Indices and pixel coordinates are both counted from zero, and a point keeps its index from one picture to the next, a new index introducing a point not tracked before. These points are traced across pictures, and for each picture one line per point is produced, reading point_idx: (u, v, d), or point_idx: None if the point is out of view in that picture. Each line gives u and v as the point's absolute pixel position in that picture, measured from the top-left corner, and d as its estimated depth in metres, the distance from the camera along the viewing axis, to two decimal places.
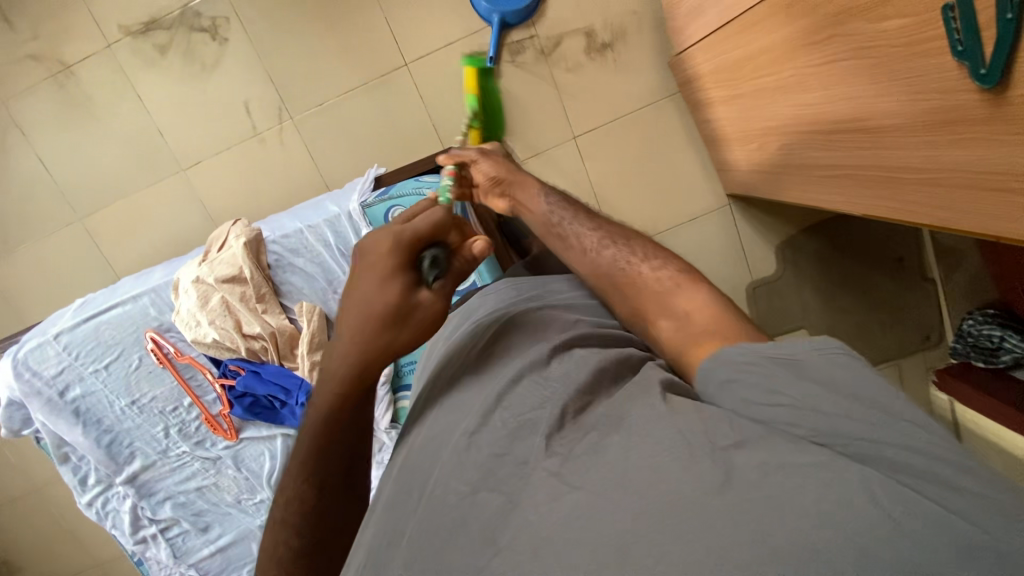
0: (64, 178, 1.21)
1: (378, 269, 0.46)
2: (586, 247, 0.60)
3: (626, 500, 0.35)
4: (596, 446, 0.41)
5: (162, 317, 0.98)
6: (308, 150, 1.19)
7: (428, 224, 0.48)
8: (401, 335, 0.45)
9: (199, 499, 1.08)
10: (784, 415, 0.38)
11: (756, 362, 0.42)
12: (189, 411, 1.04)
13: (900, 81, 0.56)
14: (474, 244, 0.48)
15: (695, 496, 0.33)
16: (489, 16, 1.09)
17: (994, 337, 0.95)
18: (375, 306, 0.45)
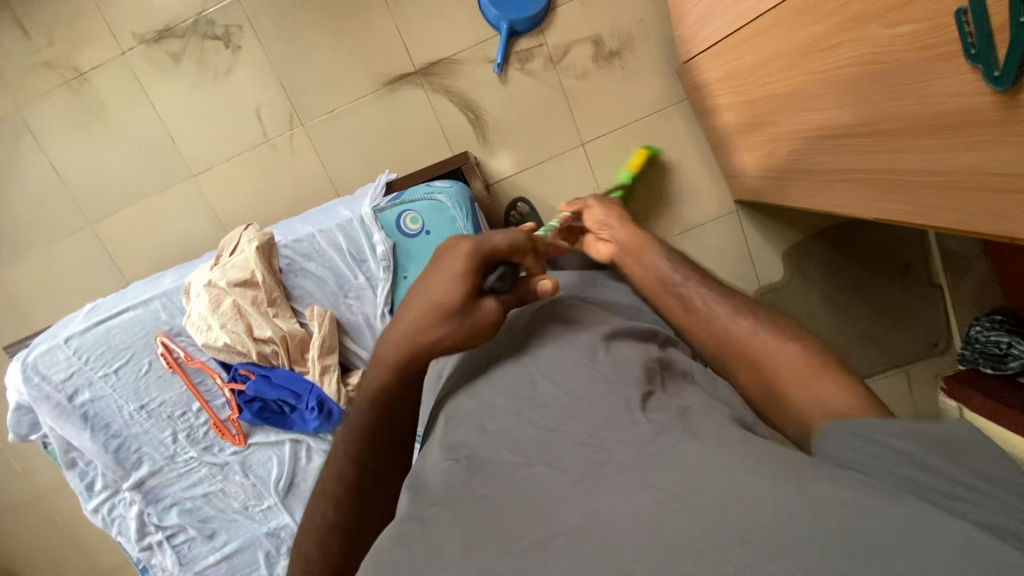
0: (77, 184, 1.23)
1: (457, 269, 0.54)
2: (671, 278, 0.62)
3: (702, 500, 0.34)
4: (668, 444, 0.41)
5: (173, 321, 1.00)
6: (318, 156, 1.20)
7: (505, 239, 0.56)
8: (455, 330, 0.52)
9: (206, 505, 1.11)
10: (894, 474, 0.34)
11: (888, 430, 0.36)
12: (198, 416, 1.06)
13: (911, 84, 0.55)
14: (543, 281, 0.56)
15: (785, 504, 0.32)
16: (498, 24, 1.10)
17: (1002, 343, 1.00)
18: (444, 300, 0.53)
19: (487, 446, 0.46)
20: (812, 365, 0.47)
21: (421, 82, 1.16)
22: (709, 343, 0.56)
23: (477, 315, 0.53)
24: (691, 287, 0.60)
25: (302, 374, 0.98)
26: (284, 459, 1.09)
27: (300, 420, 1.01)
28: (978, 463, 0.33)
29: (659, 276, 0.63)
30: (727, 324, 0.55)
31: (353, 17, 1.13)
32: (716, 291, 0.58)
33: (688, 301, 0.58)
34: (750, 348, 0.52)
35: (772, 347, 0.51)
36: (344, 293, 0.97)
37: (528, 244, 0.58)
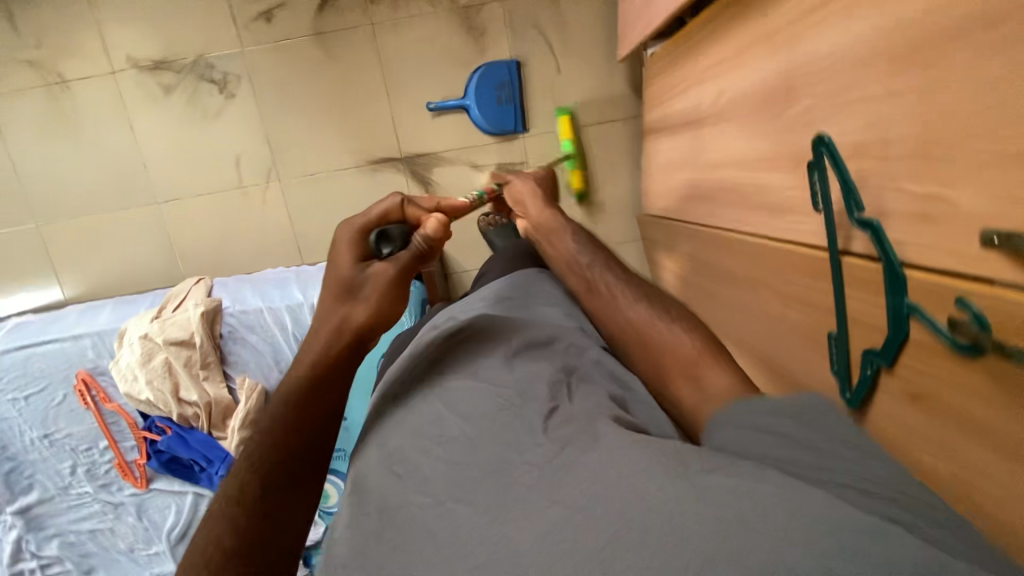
0: (32, 184, 1.21)
1: (347, 255, 0.54)
2: (638, 315, 0.57)
3: (591, 518, 0.33)
4: (568, 465, 0.38)
5: (99, 361, 0.99)
6: (287, 212, 1.23)
7: (381, 208, 0.56)
8: (359, 300, 0.52)
9: (90, 541, 1.10)
10: (773, 450, 0.39)
11: (762, 415, 0.43)
12: (102, 454, 1.05)
13: (794, 355, 0.64)
14: (427, 224, 0.54)
15: (669, 513, 0.32)
16: (483, 127, 1.18)
17: None
18: (335, 279, 0.53)
19: (383, 473, 0.44)
20: (697, 355, 0.52)
21: (403, 168, 1.21)
22: (627, 337, 0.57)
23: (369, 280, 0.52)
24: (664, 314, 0.57)
25: (219, 441, 0.99)
26: (183, 510, 1.09)
27: (208, 481, 1.03)
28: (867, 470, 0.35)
29: (569, 257, 0.67)
30: (628, 311, 0.58)
31: (349, 95, 1.17)
32: (644, 293, 0.60)
33: (641, 333, 0.56)
34: (643, 325, 0.56)
35: (668, 333, 0.55)
36: (278, 367, 1.00)
37: (395, 204, 0.56)
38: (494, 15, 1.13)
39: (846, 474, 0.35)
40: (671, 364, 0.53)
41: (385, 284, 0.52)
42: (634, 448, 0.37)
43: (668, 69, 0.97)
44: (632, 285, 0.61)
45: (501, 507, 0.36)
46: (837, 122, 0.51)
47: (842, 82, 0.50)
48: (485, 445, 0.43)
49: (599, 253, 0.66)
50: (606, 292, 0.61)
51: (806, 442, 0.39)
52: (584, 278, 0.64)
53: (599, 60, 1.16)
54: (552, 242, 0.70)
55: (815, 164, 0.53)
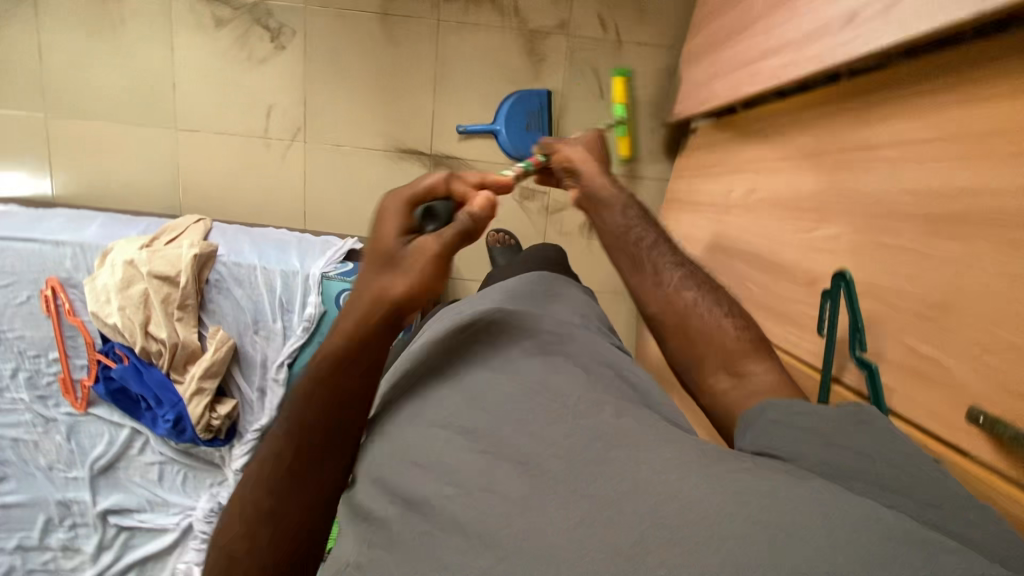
0: (54, 75, 1.17)
1: (386, 230, 0.45)
2: (689, 302, 0.51)
3: (623, 508, 0.29)
4: (594, 454, 0.34)
5: (74, 273, 0.96)
6: (303, 175, 1.21)
7: (428, 181, 0.47)
8: (405, 275, 0.42)
9: (9, 449, 1.05)
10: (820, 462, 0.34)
11: (793, 416, 0.37)
12: (49, 366, 1.01)
13: None
14: (475, 200, 0.46)
15: (708, 508, 0.28)
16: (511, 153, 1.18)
17: None
18: (373, 251, 0.45)
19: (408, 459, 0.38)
20: (745, 348, 0.48)
21: (429, 164, 1.21)
22: (671, 326, 0.51)
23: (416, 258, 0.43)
24: (715, 304, 0.51)
25: (175, 384, 0.97)
26: (116, 442, 1.06)
27: (150, 420, 1.00)
28: (915, 486, 0.31)
29: (617, 233, 0.56)
30: (678, 295, 0.52)
31: (396, 80, 1.18)
32: (684, 272, 0.53)
33: (706, 327, 0.50)
34: (692, 318, 0.50)
35: (711, 320, 0.50)
36: (254, 328, 0.98)
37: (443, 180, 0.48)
38: (556, 46, 1.15)
39: (885, 478, 0.32)
40: (710, 359, 0.49)
41: (432, 260, 0.43)
42: (669, 442, 0.34)
43: (709, 147, 1.01)
44: (686, 272, 0.54)
45: (530, 499, 0.32)
46: (859, 260, 0.54)
47: (873, 224, 0.53)
48: (499, 422, 0.38)
49: (653, 229, 0.57)
50: (650, 268, 0.54)
51: (826, 436, 0.35)
52: (629, 246, 0.55)
53: (644, 116, 1.18)
54: (600, 209, 0.58)
55: (830, 293, 0.51)
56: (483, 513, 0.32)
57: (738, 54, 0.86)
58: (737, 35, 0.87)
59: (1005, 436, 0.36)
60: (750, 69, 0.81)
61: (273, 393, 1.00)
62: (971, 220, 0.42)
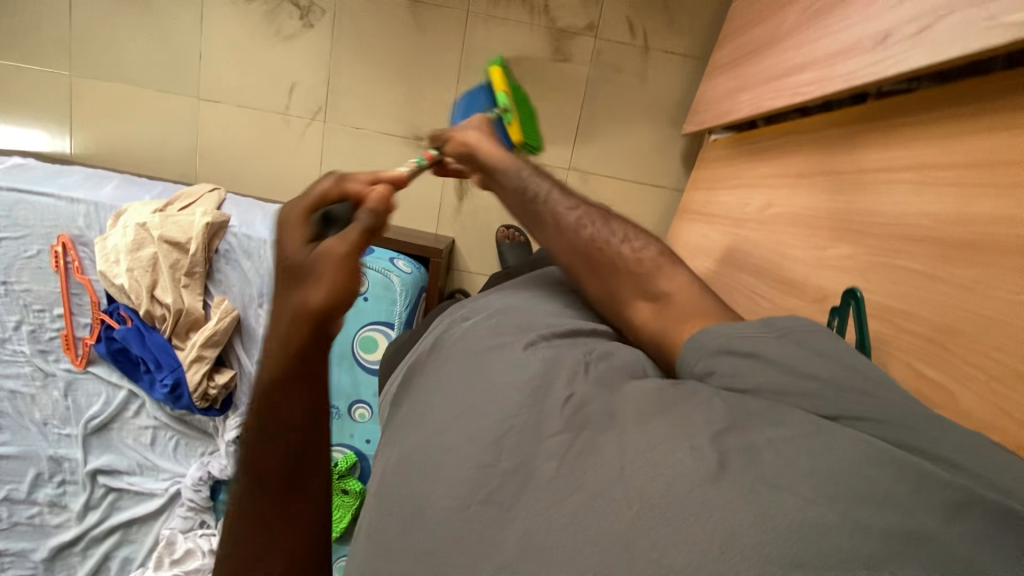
0: (83, 34, 1.18)
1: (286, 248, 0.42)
2: (589, 237, 0.57)
3: (616, 499, 0.32)
4: (588, 445, 0.36)
5: (85, 232, 0.96)
6: (320, 155, 1.22)
7: (319, 189, 0.45)
8: (318, 281, 0.38)
9: (6, 401, 1.06)
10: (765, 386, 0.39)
11: (726, 348, 0.43)
12: (53, 321, 1.02)
13: None
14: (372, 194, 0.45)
15: (694, 487, 0.31)
16: None
17: None
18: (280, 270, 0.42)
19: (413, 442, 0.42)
20: (649, 265, 0.54)
21: None
22: (576, 259, 0.57)
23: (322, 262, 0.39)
24: (610, 234, 0.57)
25: (175, 349, 0.97)
26: (112, 403, 1.06)
27: (148, 384, 1.00)
28: (874, 399, 0.35)
29: (519, 191, 0.64)
30: (578, 230, 0.58)
31: (420, 67, 1.18)
32: (580, 211, 0.60)
33: (606, 253, 0.56)
34: (594, 249, 0.56)
35: (617, 250, 0.56)
36: (259, 302, 0.98)
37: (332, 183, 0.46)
38: (582, 47, 1.15)
39: (848, 399, 0.36)
40: (626, 286, 0.54)
41: (347, 255, 0.39)
42: (649, 425, 0.36)
43: (727, 160, 1.01)
44: (583, 208, 0.60)
45: (533, 501, 0.34)
46: (871, 280, 0.54)
47: (888, 246, 0.53)
48: (489, 418, 0.39)
49: (550, 183, 0.64)
50: (557, 220, 0.60)
51: (763, 362, 0.40)
52: (531, 203, 0.62)
53: (664, 124, 1.18)
54: (500, 180, 0.65)
55: (837, 309, 0.52)
56: (494, 523, 0.34)
57: (765, 68, 0.85)
58: (766, 49, 0.86)
59: None
60: (776, 84, 0.81)
61: None
62: (986, 248, 0.42)
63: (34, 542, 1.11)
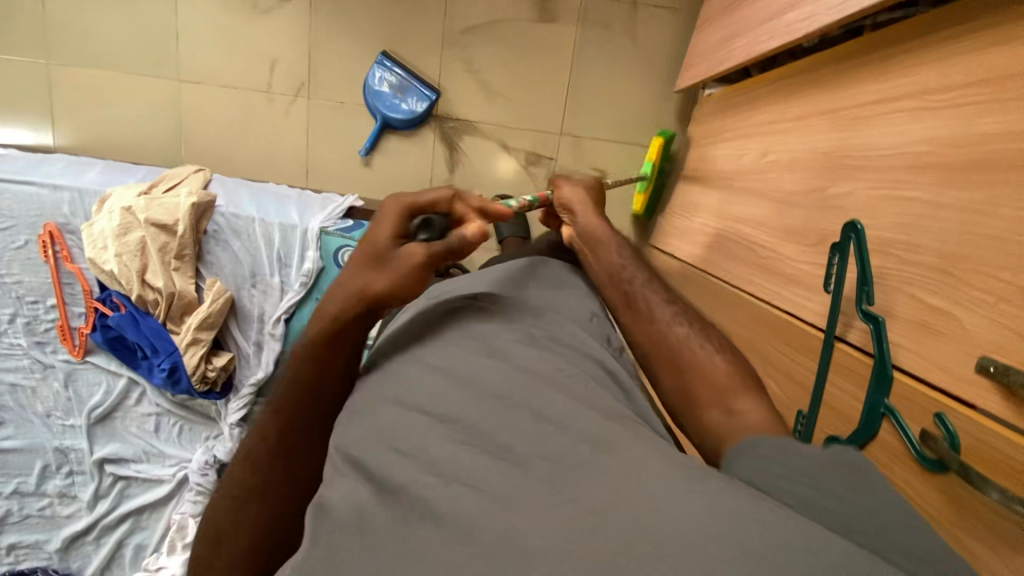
0: (56, 19, 1.15)
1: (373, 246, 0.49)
2: (666, 326, 0.51)
3: (605, 515, 0.30)
4: (587, 461, 0.34)
5: (72, 219, 0.95)
6: (306, 132, 1.19)
7: (432, 196, 0.50)
8: (381, 275, 0.48)
9: (8, 395, 1.06)
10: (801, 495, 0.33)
11: (773, 452, 0.36)
12: (47, 312, 1.01)
13: None
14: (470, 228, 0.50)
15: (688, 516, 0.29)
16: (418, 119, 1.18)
17: None
18: (367, 244, 0.49)
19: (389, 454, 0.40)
20: (735, 383, 0.46)
21: (434, 128, 1.19)
22: (656, 357, 0.50)
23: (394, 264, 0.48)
24: (701, 337, 0.50)
25: (171, 334, 0.96)
26: (113, 392, 1.06)
27: (147, 370, 1.00)
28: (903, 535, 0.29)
29: (614, 269, 0.57)
30: (663, 329, 0.51)
31: (403, 36, 1.15)
32: (676, 307, 0.53)
33: (694, 358, 0.48)
34: (680, 352, 0.49)
35: (697, 355, 0.48)
36: (252, 282, 0.97)
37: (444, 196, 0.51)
38: (569, 6, 1.12)
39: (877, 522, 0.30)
40: (701, 390, 0.46)
41: (412, 273, 0.48)
42: (652, 451, 0.35)
43: (721, 113, 0.98)
44: (676, 308, 0.53)
45: (521, 504, 0.32)
46: (871, 215, 0.52)
47: (889, 176, 0.51)
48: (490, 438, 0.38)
49: (648, 272, 0.57)
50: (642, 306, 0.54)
51: (813, 483, 0.33)
52: (625, 285, 0.56)
53: (656, 83, 1.15)
54: (596, 251, 0.59)
55: (838, 246, 0.50)
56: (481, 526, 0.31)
57: (757, 10, 0.82)
58: None
59: (1015, 383, 0.34)
60: (769, 26, 0.78)
61: (269, 347, 1.00)
62: (991, 166, 0.40)
63: (46, 534, 1.13)
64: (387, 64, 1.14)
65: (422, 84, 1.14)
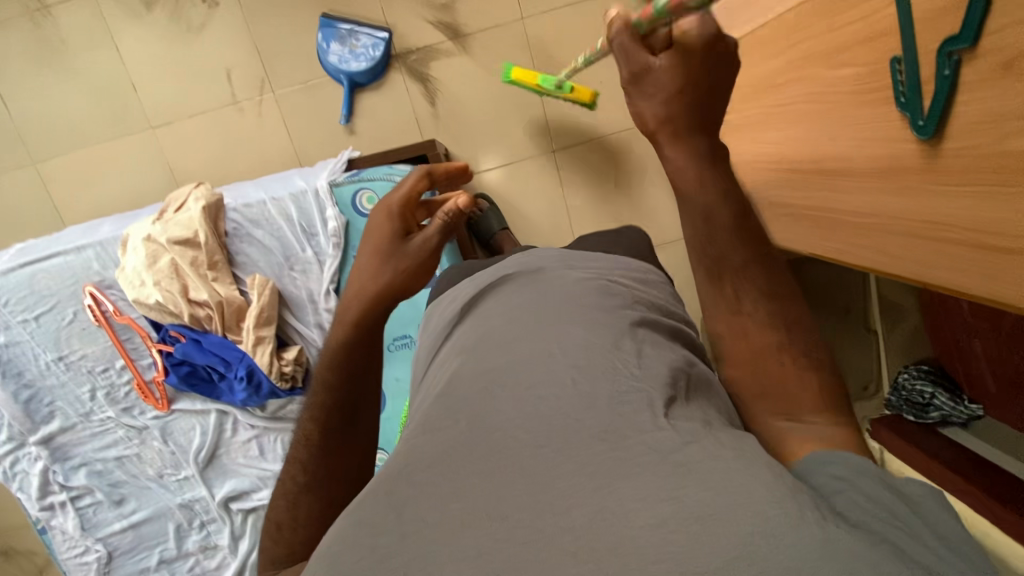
0: (26, 121, 1.18)
1: (380, 253, 0.60)
2: (756, 331, 0.46)
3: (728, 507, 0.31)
4: (705, 436, 0.38)
5: (105, 273, 0.95)
6: (285, 126, 1.18)
7: (402, 193, 0.63)
8: (401, 260, 0.59)
9: (118, 469, 1.07)
10: (873, 515, 0.31)
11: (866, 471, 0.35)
12: (120, 375, 1.02)
13: (852, 125, 0.58)
14: (458, 202, 0.64)
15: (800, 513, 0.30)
16: (383, 64, 1.13)
17: (926, 393, 1.06)
18: (374, 257, 0.60)
19: (461, 443, 0.41)
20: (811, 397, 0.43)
21: (400, 69, 1.15)
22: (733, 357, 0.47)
23: (409, 254, 0.60)
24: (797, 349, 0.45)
25: (235, 343, 0.95)
26: (209, 429, 1.06)
27: (228, 390, 0.99)
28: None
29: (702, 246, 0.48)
30: (763, 337, 0.45)
31: None
32: (766, 306, 0.46)
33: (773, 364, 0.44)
34: (771, 364, 0.45)
35: (796, 378, 0.44)
36: (290, 265, 0.95)
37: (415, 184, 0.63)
38: None
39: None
40: (764, 404, 0.45)
41: (432, 251, 0.60)
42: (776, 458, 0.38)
43: None
44: (768, 294, 0.46)
45: (618, 480, 0.35)
46: None
47: None
48: (584, 423, 0.40)
49: (756, 259, 0.47)
50: (730, 291, 0.47)
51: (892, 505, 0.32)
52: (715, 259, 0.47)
53: None
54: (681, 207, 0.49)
55: None
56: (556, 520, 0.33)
57: None
58: None
59: None
60: None
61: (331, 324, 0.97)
62: None
63: None
64: (330, 24, 1.11)
65: (371, 28, 1.11)
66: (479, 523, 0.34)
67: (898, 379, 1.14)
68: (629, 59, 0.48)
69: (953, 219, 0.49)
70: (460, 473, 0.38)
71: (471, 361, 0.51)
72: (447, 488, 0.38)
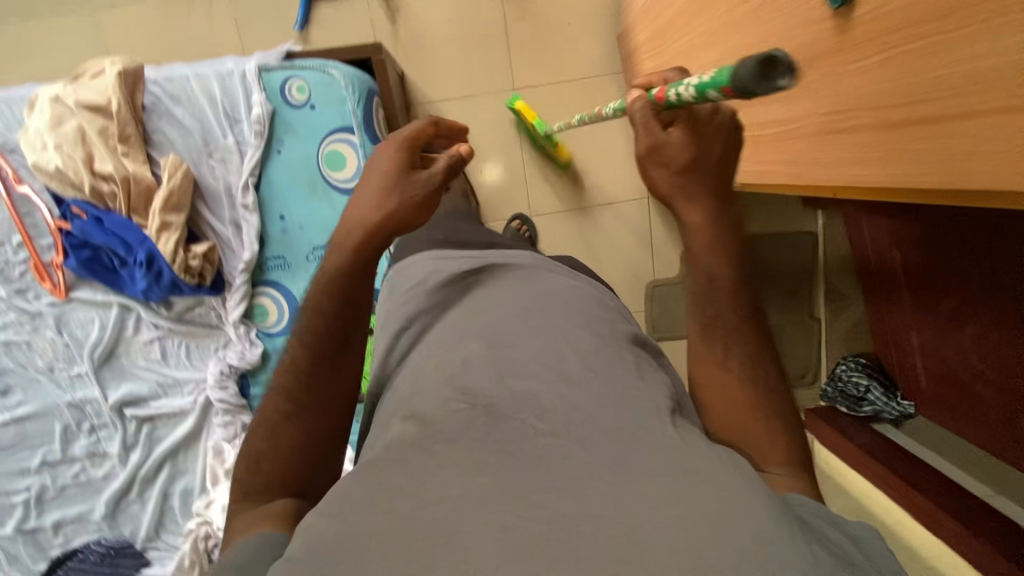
0: None
1: (377, 187, 0.53)
2: (748, 368, 0.45)
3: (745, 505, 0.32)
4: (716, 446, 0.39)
5: (8, 135, 0.90)
6: (235, 24, 1.13)
7: (409, 130, 0.58)
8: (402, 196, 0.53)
9: (4, 357, 1.00)
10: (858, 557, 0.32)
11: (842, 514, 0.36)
12: (16, 252, 0.95)
13: (781, 18, 0.55)
14: (462, 147, 0.58)
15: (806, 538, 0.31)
16: None
17: (861, 385, 1.02)
18: (368, 197, 0.53)
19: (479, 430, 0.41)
20: (778, 431, 0.44)
21: None
22: (714, 392, 0.46)
23: (416, 184, 0.54)
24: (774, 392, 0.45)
25: (139, 226, 0.89)
26: (108, 323, 1.00)
27: (129, 278, 0.93)
28: None
29: (701, 287, 0.47)
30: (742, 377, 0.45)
31: None
32: (745, 352, 0.46)
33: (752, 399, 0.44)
34: (749, 406, 0.44)
35: (771, 419, 0.44)
36: (209, 150, 0.90)
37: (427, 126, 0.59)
38: None
39: None
40: (747, 432, 0.44)
41: (436, 191, 0.55)
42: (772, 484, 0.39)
43: None
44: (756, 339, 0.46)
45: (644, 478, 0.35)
46: None
47: None
48: (601, 427, 0.40)
49: (750, 305, 0.46)
50: (721, 346, 0.46)
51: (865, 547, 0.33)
52: (711, 297, 0.46)
53: None
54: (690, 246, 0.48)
55: None
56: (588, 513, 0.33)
57: None
58: None
59: None
60: None
61: (246, 222, 0.93)
62: None
63: (89, 502, 1.05)
64: None
65: None
66: (499, 501, 0.34)
67: (836, 369, 1.09)
68: (647, 132, 0.46)
69: (869, 98, 0.46)
70: (476, 453, 0.39)
71: (483, 346, 0.51)
72: (467, 464, 0.38)
